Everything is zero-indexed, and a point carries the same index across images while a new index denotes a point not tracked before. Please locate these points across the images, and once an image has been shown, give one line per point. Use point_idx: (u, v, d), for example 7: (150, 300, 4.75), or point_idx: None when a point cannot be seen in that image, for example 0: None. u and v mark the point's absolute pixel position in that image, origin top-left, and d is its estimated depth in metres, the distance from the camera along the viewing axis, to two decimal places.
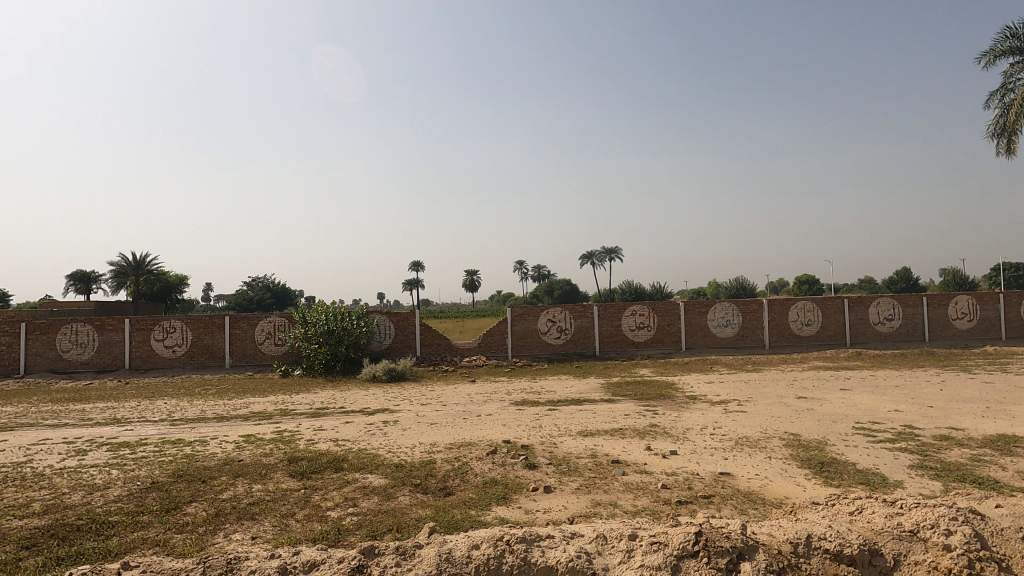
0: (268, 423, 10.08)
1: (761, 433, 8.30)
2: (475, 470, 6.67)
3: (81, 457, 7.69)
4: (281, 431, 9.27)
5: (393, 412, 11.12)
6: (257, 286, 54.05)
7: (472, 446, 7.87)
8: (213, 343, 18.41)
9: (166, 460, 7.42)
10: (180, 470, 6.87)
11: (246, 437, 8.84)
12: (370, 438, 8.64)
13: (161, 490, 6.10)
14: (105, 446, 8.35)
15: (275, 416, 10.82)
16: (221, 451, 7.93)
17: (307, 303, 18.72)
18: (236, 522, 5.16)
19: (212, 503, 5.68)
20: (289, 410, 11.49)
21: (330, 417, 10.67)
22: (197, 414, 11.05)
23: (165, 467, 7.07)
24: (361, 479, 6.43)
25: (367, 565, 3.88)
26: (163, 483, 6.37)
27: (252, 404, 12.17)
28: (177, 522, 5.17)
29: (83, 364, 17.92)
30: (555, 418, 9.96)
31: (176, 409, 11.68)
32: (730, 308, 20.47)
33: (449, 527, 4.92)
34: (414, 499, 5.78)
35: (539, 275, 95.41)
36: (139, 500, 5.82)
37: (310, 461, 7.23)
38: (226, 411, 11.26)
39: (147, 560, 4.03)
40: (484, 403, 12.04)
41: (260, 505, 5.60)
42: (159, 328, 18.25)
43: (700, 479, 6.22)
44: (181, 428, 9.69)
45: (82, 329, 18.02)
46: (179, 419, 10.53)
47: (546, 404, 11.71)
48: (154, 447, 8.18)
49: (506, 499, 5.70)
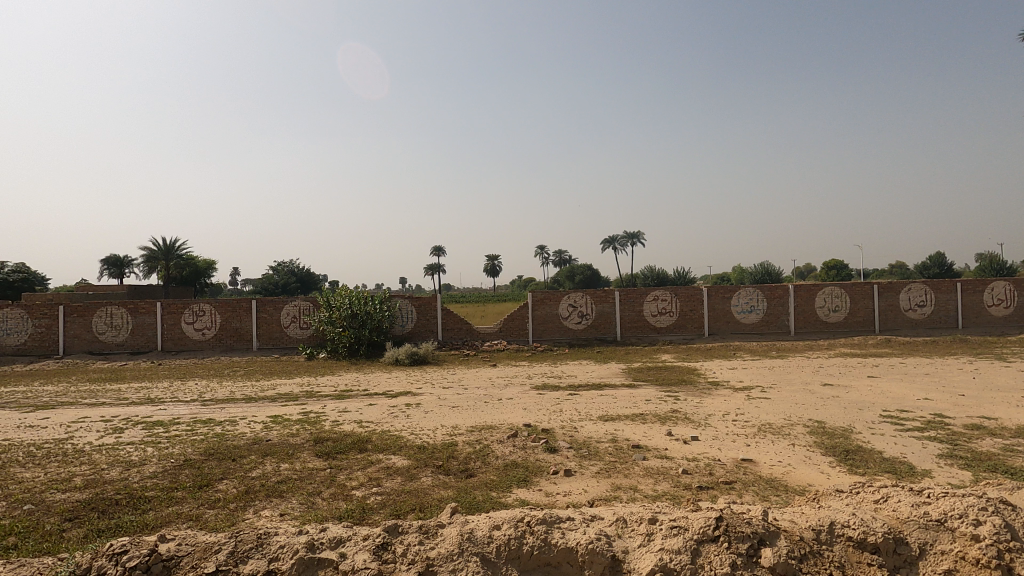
0: (295, 404, 10.36)
1: (785, 420, 8.22)
2: (497, 453, 6.75)
3: (117, 435, 7.99)
4: (307, 413, 9.51)
5: (416, 395, 11.29)
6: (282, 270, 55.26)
7: (494, 429, 7.96)
8: (241, 327, 18.85)
9: (197, 439, 7.68)
10: (211, 449, 7.11)
11: (274, 418, 9.09)
12: (394, 420, 8.79)
13: (194, 468, 6.33)
14: (140, 425, 8.68)
15: (301, 398, 11.11)
16: (250, 430, 8.18)
17: (332, 287, 19.02)
18: (266, 499, 5.34)
19: (242, 480, 5.87)
20: (314, 392, 11.76)
21: (354, 399, 10.91)
22: (226, 394, 11.41)
23: (198, 445, 7.34)
24: (385, 460, 6.57)
25: (390, 542, 3.99)
26: (195, 460, 6.61)
27: (279, 386, 12.51)
28: (209, 499, 5.36)
29: (118, 345, 18.54)
30: (576, 403, 9.99)
31: (206, 390, 12.08)
32: (755, 293, 20.17)
33: (470, 508, 5.00)
34: (437, 480, 5.89)
35: (560, 259, 95.03)
36: (173, 477, 6.05)
37: (335, 441, 7.40)
38: (255, 392, 11.62)
39: (181, 534, 4.17)
40: (505, 386, 12.14)
41: (288, 483, 5.77)
42: (189, 311, 18.77)
43: (722, 465, 6.19)
44: (211, 408, 9.99)
45: (116, 312, 18.61)
46: (210, 400, 10.90)
47: (566, 388, 11.77)
48: (187, 426, 8.48)
49: (527, 481, 5.77)
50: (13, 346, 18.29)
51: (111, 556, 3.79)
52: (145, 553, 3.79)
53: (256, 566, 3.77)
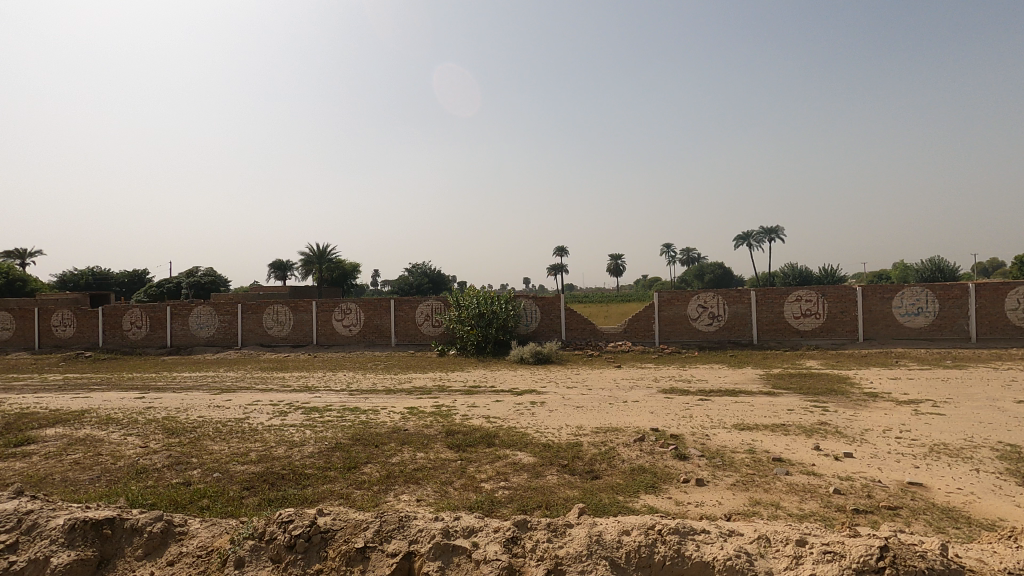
0: (428, 397, 11.04)
1: (966, 441, 7.04)
2: (622, 456, 6.61)
3: (282, 418, 9.11)
4: (439, 406, 10.08)
5: (540, 393, 11.45)
6: (416, 272, 59.27)
7: (619, 431, 7.81)
8: (381, 324, 20.51)
9: (346, 425, 8.50)
10: (357, 435, 7.83)
11: (411, 409, 9.77)
12: (520, 417, 9.00)
13: (343, 450, 7.02)
14: (301, 409, 9.83)
15: (434, 391, 11.81)
16: (390, 420, 8.88)
17: (461, 288, 19.99)
18: (404, 484, 5.75)
19: (384, 465, 6.39)
20: (445, 386, 12.44)
21: (482, 394, 11.35)
22: (370, 386, 12.51)
23: (346, 431, 8.12)
24: (511, 456, 6.74)
25: (520, 537, 4.06)
26: (345, 444, 7.32)
27: (415, 379, 13.42)
28: (357, 480, 5.90)
29: (282, 339, 21.15)
30: (707, 409, 9.45)
31: (353, 380, 13.33)
32: (923, 293, 17.56)
33: (597, 510, 4.95)
34: (562, 479, 5.91)
35: (688, 258, 90.69)
36: (327, 457, 6.76)
37: (465, 434, 7.75)
38: (394, 385, 12.59)
39: (335, 511, 4.58)
40: (631, 388, 11.86)
41: (423, 471, 6.16)
42: (338, 309, 20.85)
43: (883, 487, 5.47)
44: (357, 398, 11.00)
45: (281, 310, 21.23)
46: (356, 390, 12.02)
47: (697, 393, 11.18)
48: (338, 413, 9.43)
49: (655, 487, 5.57)
50: (204, 337, 21.64)
51: (279, 523, 4.10)
52: (306, 523, 4.08)
53: (399, 546, 3.98)
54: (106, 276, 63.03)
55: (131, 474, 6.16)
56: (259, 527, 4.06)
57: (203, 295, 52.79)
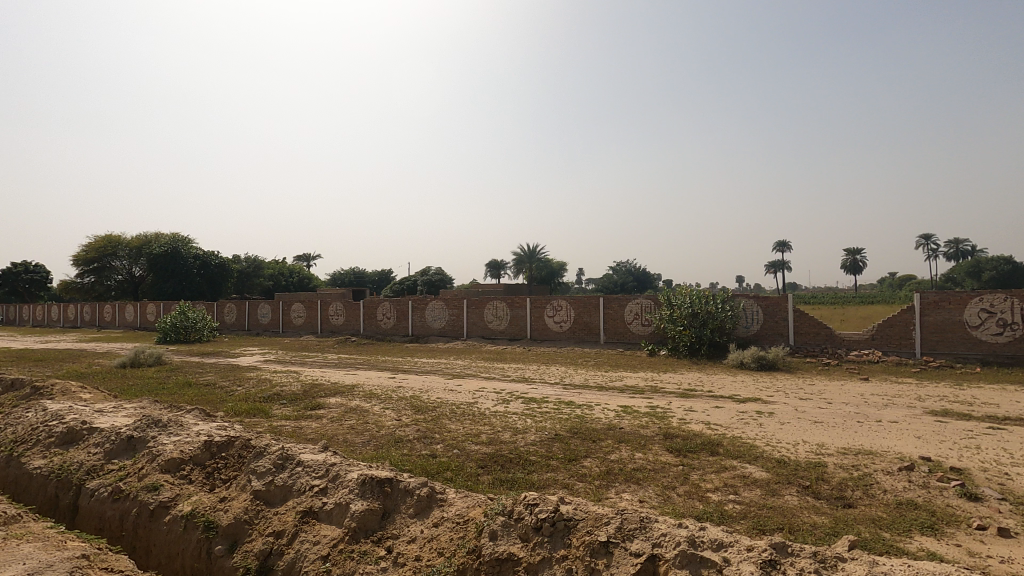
0: (641, 397, 10.84)
1: None
2: (883, 485, 5.58)
3: (505, 405, 9.85)
4: (653, 407, 9.81)
5: (767, 403, 10.36)
6: (622, 270, 59.06)
7: (875, 456, 6.62)
8: (590, 321, 20.86)
9: (563, 417, 8.81)
10: (575, 428, 8.05)
11: (624, 408, 9.70)
12: (745, 427, 8.26)
13: (563, 442, 7.28)
14: (521, 399, 10.51)
15: (647, 392, 11.55)
16: (605, 416, 8.94)
17: (672, 286, 19.24)
18: (625, 483, 5.71)
19: (603, 461, 6.44)
20: (658, 387, 12.08)
21: (699, 399, 10.73)
22: (582, 381, 12.80)
23: (564, 423, 8.42)
24: (739, 468, 6.20)
25: (781, 563, 3.43)
26: (564, 436, 7.59)
27: (625, 378, 13.32)
28: (578, 472, 6.04)
29: (500, 333, 22.95)
30: (1004, 440, 7.45)
31: (566, 375, 13.79)
32: None
33: (857, 545, 4.24)
34: (805, 502, 5.22)
35: (957, 251, 73.50)
36: (548, 447, 7.08)
37: (685, 439, 7.39)
38: (605, 382, 12.67)
39: (574, 499, 4.33)
40: (885, 406, 9.99)
41: (643, 472, 6.04)
42: (550, 306, 21.83)
43: None
44: (570, 392, 11.34)
45: (499, 306, 23.06)
46: (569, 384, 12.41)
47: (984, 419, 8.91)
48: (554, 405, 9.84)
49: (934, 529, 4.57)
50: (437, 329, 24.63)
51: (525, 504, 4.04)
52: (550, 509, 3.95)
53: (641, 547, 3.61)
54: (364, 276, 76.20)
55: (391, 442, 7.28)
56: (508, 505, 4.05)
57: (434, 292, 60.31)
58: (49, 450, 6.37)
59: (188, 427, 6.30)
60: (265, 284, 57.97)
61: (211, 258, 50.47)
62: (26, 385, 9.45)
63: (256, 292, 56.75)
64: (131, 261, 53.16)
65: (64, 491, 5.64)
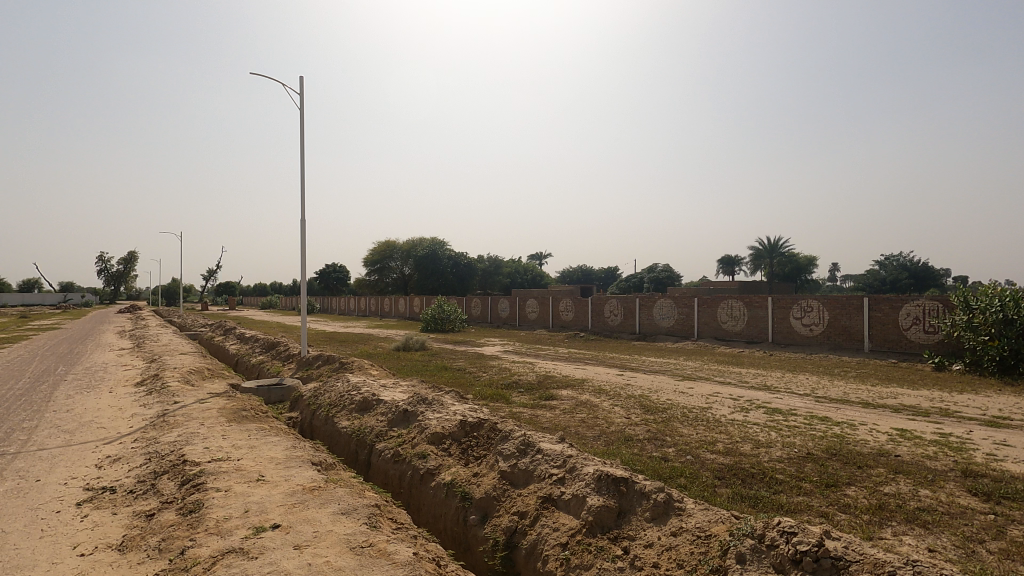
0: (925, 421, 8.81)
1: None
2: None
3: (744, 414, 9.02)
4: (945, 434, 7.87)
5: None
6: (893, 265, 49.08)
7: None
8: (851, 325, 17.80)
9: (817, 435, 7.68)
10: (832, 449, 6.94)
11: (901, 432, 7.99)
12: None
13: (817, 463, 6.33)
14: (762, 408, 9.50)
15: (934, 415, 9.33)
16: (874, 439, 7.50)
17: (972, 284, 15.18)
18: (905, 524, 4.69)
19: (873, 493, 5.40)
20: (951, 411, 9.66)
21: (1018, 431, 8.23)
22: (840, 395, 10.98)
23: (818, 441, 7.33)
24: None
25: None
26: (818, 456, 6.60)
27: (901, 395, 10.98)
28: (839, 501, 5.18)
29: (737, 334, 21.15)
30: None
31: (818, 386, 12.01)
32: None
33: None
34: None
35: None
36: (798, 466, 6.24)
37: (996, 481, 5.75)
38: (872, 398, 10.65)
39: (846, 536, 3.69)
40: None
41: (932, 515, 4.88)
42: (797, 307, 19.31)
43: None
44: (825, 406, 9.83)
45: (735, 305, 21.29)
46: (823, 396, 10.77)
47: None
48: (804, 419, 8.64)
49: None
50: (665, 327, 23.88)
51: (779, 531, 3.60)
52: (812, 541, 3.46)
53: None
54: (591, 273, 78.22)
55: (621, 440, 7.29)
56: (758, 528, 3.67)
57: (661, 290, 58.74)
58: (351, 414, 8.03)
59: (447, 406, 7.27)
60: (504, 281, 63.79)
61: (461, 258, 57.55)
62: (336, 360, 12.08)
63: (496, 287, 62.82)
64: (403, 262, 63.82)
65: (361, 449, 7.04)
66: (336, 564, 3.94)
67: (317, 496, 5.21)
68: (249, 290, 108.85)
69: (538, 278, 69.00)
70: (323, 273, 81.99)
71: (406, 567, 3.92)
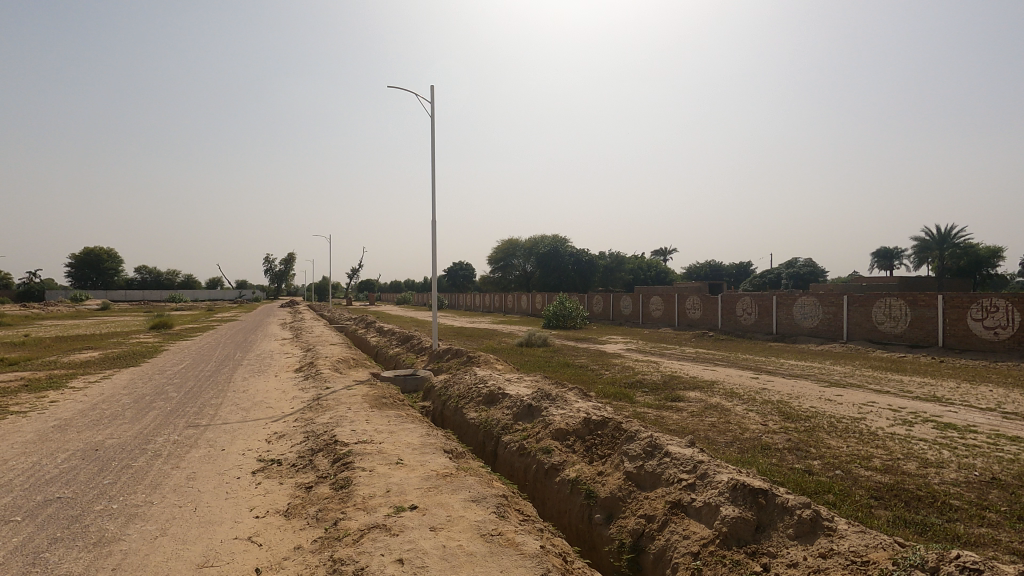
0: None
1: None
2: None
3: (908, 428, 7.92)
4: None
5: None
6: None
7: None
8: None
9: (1005, 457, 6.50)
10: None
11: None
12: None
13: (1006, 491, 5.36)
14: (930, 423, 8.27)
15: None
16: None
17: None
18: None
19: None
20: None
21: None
22: None
23: (1006, 465, 6.21)
24: None
25: None
26: (1006, 483, 5.59)
27: None
28: None
29: (896, 337, 18.65)
30: None
31: (1006, 400, 10.17)
32: None
33: None
34: None
35: None
36: (980, 493, 5.33)
37: None
38: None
39: None
40: None
41: None
42: (977, 306, 16.54)
43: None
44: (1015, 424, 8.29)
45: (895, 303, 18.79)
46: (1013, 412, 9.10)
47: None
48: (987, 438, 7.37)
49: None
50: (808, 328, 21.75)
51: (958, 566, 3.10)
52: None
53: None
54: (720, 268, 73.71)
55: (757, 448, 6.78)
56: (929, 559, 3.21)
57: (802, 286, 53.68)
58: (478, 406, 8.37)
59: (570, 402, 7.29)
60: (626, 277, 62.41)
61: (582, 255, 57.29)
62: (464, 354, 12.67)
63: (618, 284, 61.69)
64: (525, 259, 65.06)
65: (488, 440, 7.32)
66: (468, 549, 4.13)
67: (449, 482, 5.50)
68: (386, 287, 118.05)
69: (662, 274, 66.51)
70: (451, 271, 86.35)
71: (534, 559, 4.00)
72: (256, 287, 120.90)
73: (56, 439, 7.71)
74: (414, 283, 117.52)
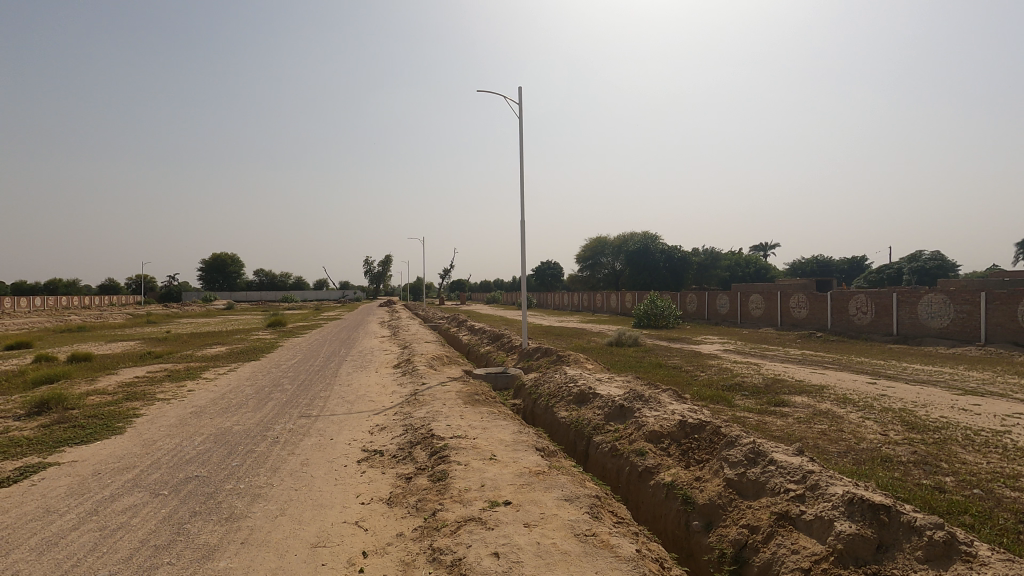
0: None
1: None
2: None
3: None
4: None
5: None
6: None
7: None
8: None
9: None
10: None
11: None
12: None
13: None
14: None
15: None
16: None
17: None
18: None
19: None
20: None
21: None
22: None
23: None
24: None
25: None
26: None
27: None
28: None
29: None
30: None
31: None
32: None
33: None
34: None
35: None
36: None
37: None
38: None
39: None
40: None
41: None
42: None
43: None
44: None
45: None
46: None
47: None
48: None
49: None
50: (936, 328, 19.49)
51: None
52: None
53: None
54: (830, 266, 68.12)
55: (876, 460, 6.18)
56: None
57: (928, 281, 48.52)
58: (569, 405, 8.35)
59: (664, 404, 7.06)
60: (722, 275, 59.39)
61: (675, 252, 55.22)
62: (553, 353, 12.66)
63: (713, 283, 58.99)
64: (614, 258, 64.07)
65: (580, 440, 7.27)
66: (563, 548, 4.13)
67: (542, 480, 5.54)
68: (477, 287, 120.80)
69: (762, 271, 62.56)
70: (539, 270, 86.92)
71: (630, 563, 3.93)
72: (358, 287, 128.73)
73: (194, 423, 8.69)
74: (503, 282, 119.16)
